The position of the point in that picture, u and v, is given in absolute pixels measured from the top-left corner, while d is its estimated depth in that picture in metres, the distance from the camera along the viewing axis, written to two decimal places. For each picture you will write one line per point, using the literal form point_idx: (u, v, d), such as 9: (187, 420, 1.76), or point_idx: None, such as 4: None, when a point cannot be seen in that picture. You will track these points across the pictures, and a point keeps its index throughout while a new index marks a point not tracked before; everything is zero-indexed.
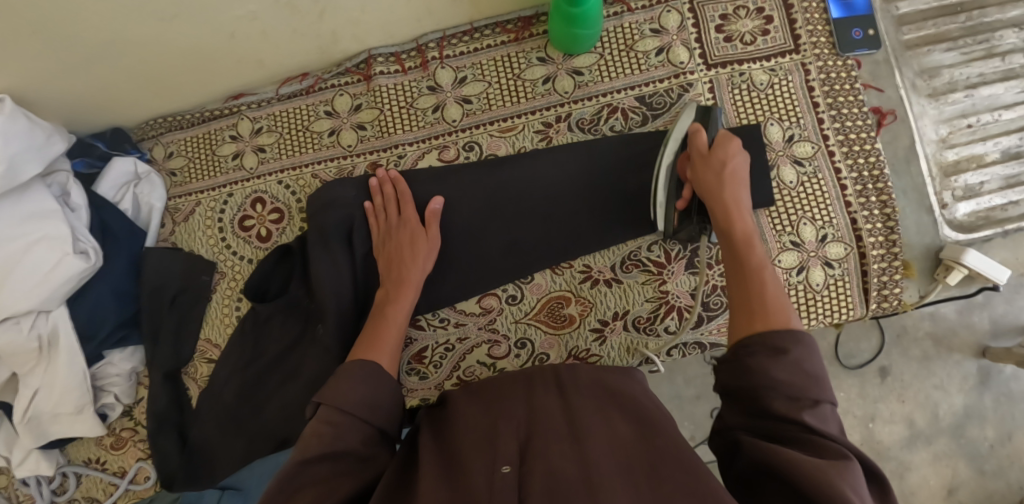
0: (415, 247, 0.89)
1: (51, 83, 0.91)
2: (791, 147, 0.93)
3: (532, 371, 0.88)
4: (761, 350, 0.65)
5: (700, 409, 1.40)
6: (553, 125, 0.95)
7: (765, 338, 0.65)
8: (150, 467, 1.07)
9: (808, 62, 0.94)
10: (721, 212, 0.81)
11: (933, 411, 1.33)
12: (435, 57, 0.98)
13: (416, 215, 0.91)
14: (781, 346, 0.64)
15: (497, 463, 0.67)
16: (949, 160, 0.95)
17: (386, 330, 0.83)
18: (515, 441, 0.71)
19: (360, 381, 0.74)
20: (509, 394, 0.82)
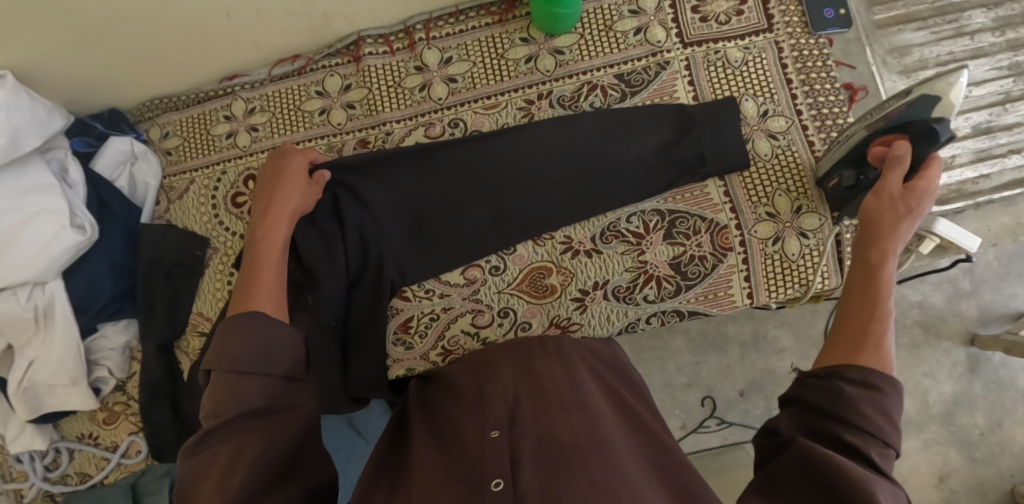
0: (289, 183, 0.87)
1: (55, 60, 0.96)
2: (766, 121, 0.96)
3: (518, 338, 0.88)
4: (853, 385, 0.62)
5: (691, 397, 1.40)
6: (535, 102, 0.98)
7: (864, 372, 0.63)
8: (142, 441, 1.09)
9: (781, 40, 0.97)
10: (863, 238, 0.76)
11: (922, 398, 1.34)
12: (421, 38, 1.02)
13: (301, 160, 0.90)
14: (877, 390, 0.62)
15: (487, 427, 0.67)
16: None
17: (259, 267, 0.79)
18: (504, 404, 0.71)
19: (249, 332, 0.69)
20: (495, 359, 0.83)
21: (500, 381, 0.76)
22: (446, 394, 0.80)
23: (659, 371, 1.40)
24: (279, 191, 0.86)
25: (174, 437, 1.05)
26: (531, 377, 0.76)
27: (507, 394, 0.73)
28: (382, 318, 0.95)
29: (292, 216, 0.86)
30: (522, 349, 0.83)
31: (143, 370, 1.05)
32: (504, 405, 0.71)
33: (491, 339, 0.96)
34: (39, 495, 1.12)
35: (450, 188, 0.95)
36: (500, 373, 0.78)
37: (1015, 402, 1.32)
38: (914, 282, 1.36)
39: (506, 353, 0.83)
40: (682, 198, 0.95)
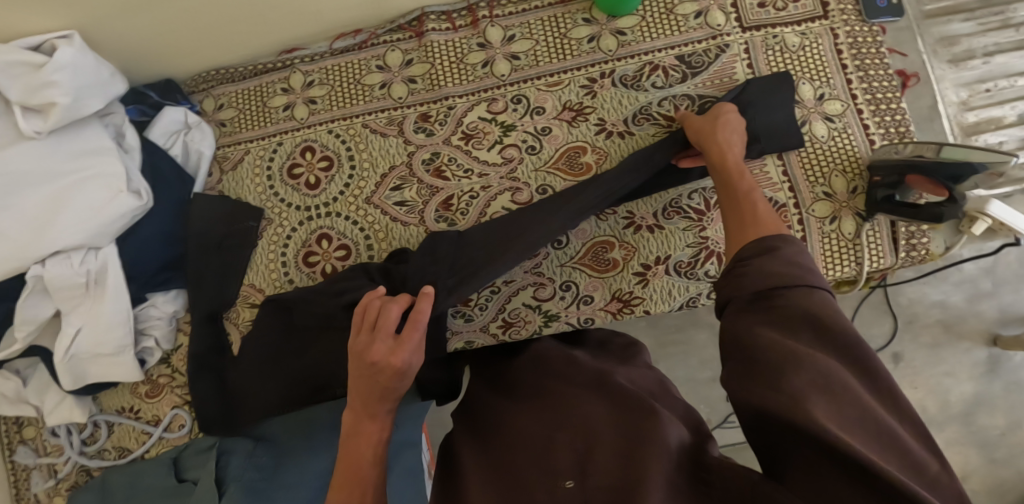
0: (393, 380, 0.75)
1: (118, 22, 0.95)
2: (822, 104, 0.99)
3: (570, 368, 0.82)
4: (756, 253, 0.69)
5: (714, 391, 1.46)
6: (598, 81, 1.00)
7: (759, 244, 0.69)
8: (185, 415, 1.07)
9: (837, 26, 1.00)
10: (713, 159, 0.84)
11: (943, 397, 1.37)
12: (485, 16, 1.03)
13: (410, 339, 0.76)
14: (779, 269, 0.65)
15: (556, 479, 0.62)
16: (969, 121, 1.00)
17: (358, 455, 0.75)
18: (571, 452, 0.65)
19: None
20: (552, 395, 0.77)
21: (558, 425, 0.70)
22: (498, 433, 0.75)
23: (683, 364, 1.49)
24: (381, 383, 0.75)
25: (220, 411, 1.03)
26: (591, 416, 0.69)
27: (575, 440, 0.66)
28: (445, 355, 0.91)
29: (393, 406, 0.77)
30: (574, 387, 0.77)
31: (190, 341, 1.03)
32: (572, 451, 0.65)
33: (553, 312, 0.96)
34: (74, 469, 1.10)
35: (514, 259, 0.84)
36: (558, 415, 0.72)
37: None
38: (937, 281, 1.40)
39: (560, 391, 0.77)
40: None
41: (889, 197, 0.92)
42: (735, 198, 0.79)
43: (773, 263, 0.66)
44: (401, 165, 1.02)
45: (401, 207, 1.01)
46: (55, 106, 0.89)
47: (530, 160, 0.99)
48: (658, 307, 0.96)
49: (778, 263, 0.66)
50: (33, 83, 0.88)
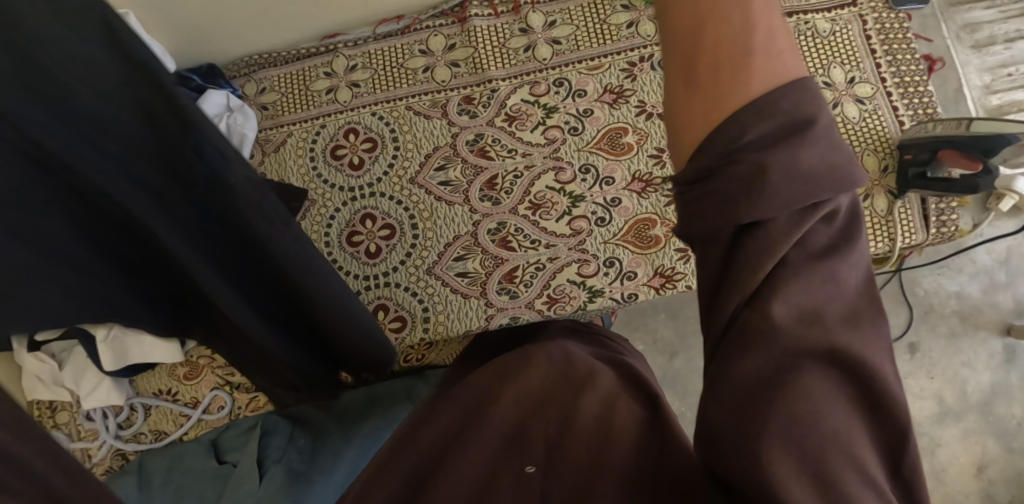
0: None
1: None
2: (853, 87, 1.02)
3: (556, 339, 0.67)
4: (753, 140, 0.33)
5: None
6: (637, 65, 1.03)
7: (771, 104, 0.33)
8: (226, 397, 1.08)
9: (865, 13, 1.04)
10: None
11: (961, 388, 1.39)
12: (527, 2, 1.06)
13: None
14: (809, 174, 0.32)
15: (520, 460, 0.48)
16: (993, 104, 1.04)
17: None
18: (543, 428, 0.51)
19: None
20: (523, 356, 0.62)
21: (533, 391, 0.56)
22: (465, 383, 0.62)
23: (703, 356, 1.51)
24: None
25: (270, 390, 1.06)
26: (581, 392, 0.56)
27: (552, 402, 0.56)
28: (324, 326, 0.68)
29: None
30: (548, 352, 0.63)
31: None
32: (547, 431, 0.51)
33: (597, 288, 0.98)
34: (109, 454, 1.10)
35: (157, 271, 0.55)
36: (527, 375, 0.58)
37: None
38: (952, 273, 1.44)
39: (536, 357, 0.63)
40: None
41: (920, 175, 0.95)
42: None
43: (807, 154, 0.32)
44: (445, 146, 1.04)
45: (445, 187, 1.03)
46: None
47: (572, 141, 1.02)
48: None
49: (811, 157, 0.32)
50: None
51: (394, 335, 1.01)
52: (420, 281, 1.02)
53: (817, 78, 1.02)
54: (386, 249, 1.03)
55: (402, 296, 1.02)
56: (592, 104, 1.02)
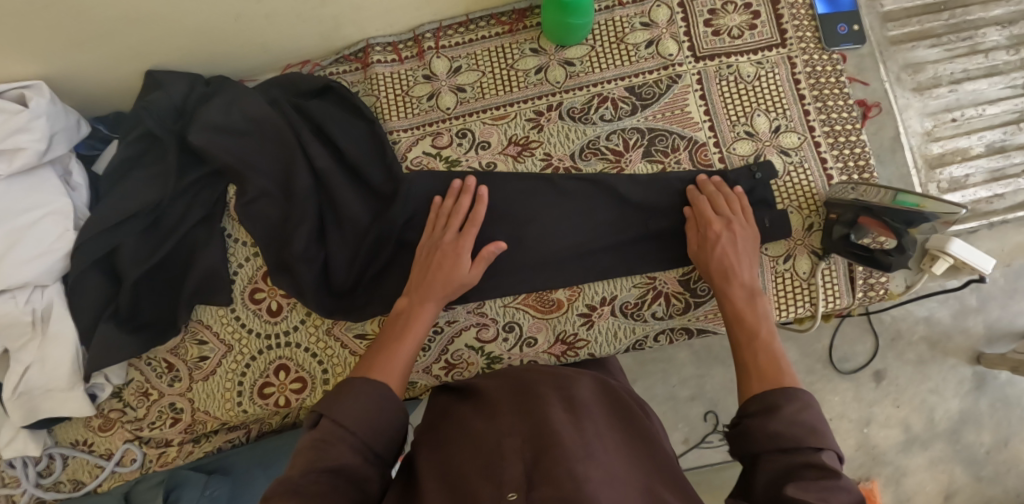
0: (450, 259, 0.88)
1: (66, 57, 0.94)
2: (778, 137, 0.95)
3: (523, 371, 0.84)
4: (759, 411, 0.70)
5: (694, 410, 1.45)
6: (545, 114, 0.97)
7: (761, 399, 0.71)
8: (137, 449, 1.07)
9: (794, 55, 0.96)
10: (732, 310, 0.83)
11: (928, 415, 1.35)
12: (431, 47, 1.01)
13: (441, 282, 0.87)
14: (777, 433, 0.66)
15: (503, 490, 0.62)
16: (934, 152, 0.96)
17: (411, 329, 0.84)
18: (520, 460, 0.66)
19: (358, 416, 0.71)
20: (505, 401, 0.77)
21: (507, 428, 0.71)
22: (454, 446, 0.72)
23: (662, 384, 1.45)
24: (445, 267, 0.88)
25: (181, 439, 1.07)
26: (545, 417, 0.71)
27: (523, 449, 0.67)
28: (339, 169, 0.98)
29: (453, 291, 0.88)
30: (531, 390, 0.78)
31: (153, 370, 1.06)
32: (519, 459, 0.66)
33: (496, 354, 0.95)
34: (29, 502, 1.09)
35: (208, 111, 0.96)
36: (506, 411, 0.75)
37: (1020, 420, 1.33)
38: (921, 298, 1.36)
39: (520, 400, 0.76)
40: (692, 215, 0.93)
41: (845, 236, 0.87)
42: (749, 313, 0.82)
43: (772, 425, 0.67)
44: None
45: None
46: (23, 151, 0.93)
47: None
48: (609, 347, 0.93)
49: (776, 427, 0.67)
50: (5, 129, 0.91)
51: (294, 396, 1.00)
52: (320, 341, 1.00)
53: (739, 127, 0.95)
54: (287, 308, 1.02)
55: (303, 357, 1.01)
56: (492, 157, 0.97)
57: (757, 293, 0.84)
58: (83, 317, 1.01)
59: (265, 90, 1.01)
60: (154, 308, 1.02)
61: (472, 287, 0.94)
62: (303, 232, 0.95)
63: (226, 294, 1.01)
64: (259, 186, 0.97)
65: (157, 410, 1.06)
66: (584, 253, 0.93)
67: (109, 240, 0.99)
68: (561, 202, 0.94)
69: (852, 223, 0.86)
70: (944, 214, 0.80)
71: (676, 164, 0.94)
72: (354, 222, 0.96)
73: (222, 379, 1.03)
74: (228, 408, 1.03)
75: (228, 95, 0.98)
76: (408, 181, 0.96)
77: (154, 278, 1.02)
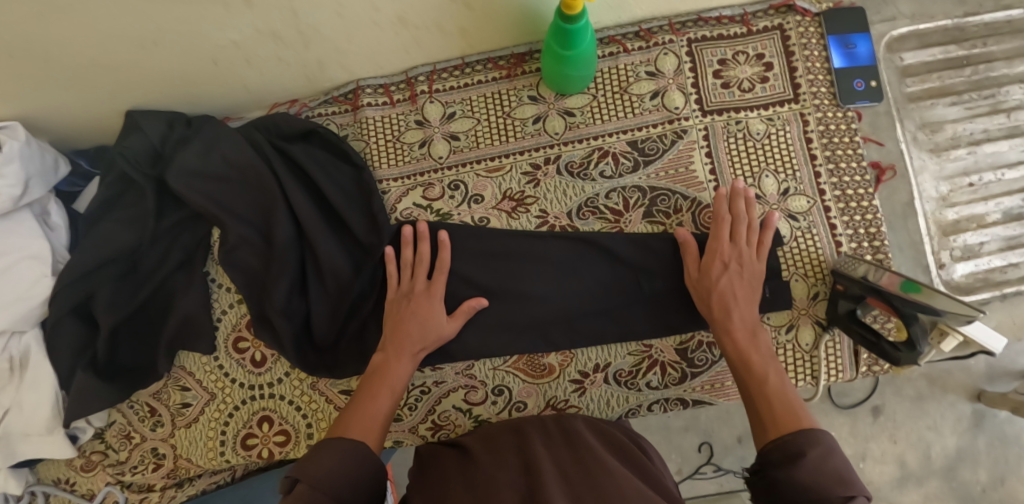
0: (422, 306, 0.85)
1: (43, 100, 0.90)
2: (786, 200, 0.90)
3: (518, 418, 0.89)
4: (779, 457, 0.67)
5: (689, 441, 1.24)
6: (542, 167, 0.92)
7: (783, 447, 0.67)
8: (118, 492, 1.04)
9: (807, 112, 0.91)
10: (731, 346, 0.80)
11: (924, 451, 1.25)
12: (424, 91, 0.96)
13: (415, 333, 0.84)
14: (805, 483, 0.63)
15: None
16: (949, 219, 0.91)
17: (384, 382, 0.81)
18: (515, 492, 0.70)
19: (332, 472, 0.65)
20: (502, 441, 0.82)
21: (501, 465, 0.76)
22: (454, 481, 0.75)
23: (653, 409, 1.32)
24: (416, 315, 0.85)
25: (163, 482, 1.05)
26: (535, 456, 0.76)
27: (517, 481, 0.72)
28: (321, 216, 0.94)
29: (429, 343, 0.85)
30: (527, 433, 0.82)
31: (136, 414, 1.04)
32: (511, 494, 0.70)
33: (484, 417, 0.92)
34: None
35: (184, 155, 0.92)
36: (501, 450, 0.80)
37: (1019, 459, 1.23)
38: None
39: (515, 442, 0.81)
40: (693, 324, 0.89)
41: (851, 311, 0.85)
42: (752, 356, 0.78)
43: (798, 472, 0.64)
44: None
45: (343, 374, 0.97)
46: None
47: None
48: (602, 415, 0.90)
49: (799, 477, 0.63)
50: None
51: (278, 449, 0.98)
52: (304, 395, 0.98)
53: (746, 188, 0.90)
54: (271, 359, 0.99)
55: (287, 409, 0.98)
56: (485, 210, 0.92)
57: (757, 328, 0.81)
58: (61, 362, 0.98)
59: (247, 131, 0.96)
60: (133, 353, 1.00)
61: (460, 347, 0.90)
62: (282, 285, 0.91)
63: (207, 342, 0.99)
64: (240, 233, 0.93)
65: (139, 453, 1.04)
66: (576, 319, 0.89)
67: (86, 285, 0.96)
68: (555, 261, 0.90)
69: (858, 299, 0.84)
70: (954, 311, 0.77)
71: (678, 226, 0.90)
72: (337, 276, 0.92)
73: (205, 426, 1.01)
74: (210, 456, 1.01)
75: (207, 138, 0.94)
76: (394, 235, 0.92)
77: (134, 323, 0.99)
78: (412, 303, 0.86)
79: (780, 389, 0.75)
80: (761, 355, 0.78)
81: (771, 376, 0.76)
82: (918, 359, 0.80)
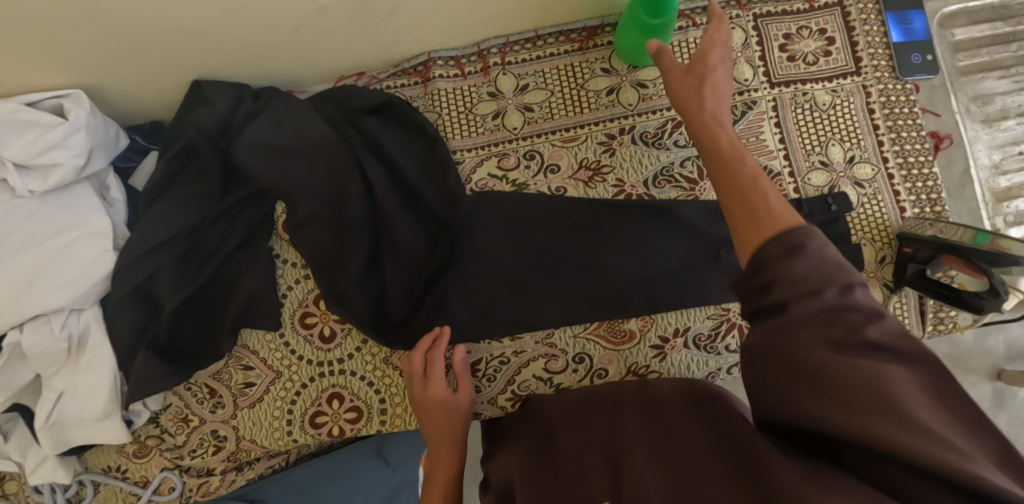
0: (436, 404, 0.85)
1: (113, 68, 0.87)
2: (852, 168, 0.93)
3: (601, 390, 0.85)
4: (770, 252, 0.50)
5: None
6: (617, 137, 0.94)
7: (779, 239, 0.51)
8: (175, 478, 1.02)
9: (869, 84, 0.95)
10: (698, 129, 0.67)
11: None
12: (496, 63, 0.96)
13: (439, 432, 0.85)
14: (806, 275, 0.48)
15: (592, 493, 0.62)
16: (1001, 186, 0.97)
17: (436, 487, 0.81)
18: (602, 468, 0.66)
19: None
20: (588, 417, 0.78)
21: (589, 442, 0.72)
22: (541, 471, 0.70)
23: None
24: (436, 417, 0.85)
25: (222, 465, 1.02)
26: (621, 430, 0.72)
27: (602, 458, 0.68)
28: (396, 188, 0.92)
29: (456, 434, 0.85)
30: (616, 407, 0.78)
31: (195, 396, 1.00)
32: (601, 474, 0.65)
33: (565, 385, 0.92)
34: None
35: (255, 130, 0.89)
36: (585, 429, 0.75)
37: None
38: None
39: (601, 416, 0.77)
40: None
41: (921, 272, 0.88)
42: (714, 158, 0.63)
43: (817, 295, 0.48)
44: None
45: None
46: (60, 167, 0.87)
47: None
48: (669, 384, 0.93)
49: (802, 266, 0.48)
50: (41, 145, 0.85)
51: (349, 426, 0.97)
52: (377, 370, 0.97)
53: (814, 156, 0.93)
54: (341, 334, 0.98)
55: (358, 385, 0.97)
56: (563, 180, 0.93)
57: (724, 98, 0.71)
58: (120, 343, 0.94)
59: (317, 103, 0.95)
60: (192, 334, 0.96)
61: (538, 315, 0.91)
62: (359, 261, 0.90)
63: (274, 319, 0.97)
64: (313, 208, 0.91)
65: (198, 437, 1.00)
66: (659, 287, 0.90)
67: (149, 264, 0.92)
68: (636, 231, 0.91)
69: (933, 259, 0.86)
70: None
71: None
72: (413, 251, 0.91)
73: (269, 407, 0.98)
74: (276, 437, 0.99)
75: (279, 111, 0.92)
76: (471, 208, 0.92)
77: (195, 301, 0.95)
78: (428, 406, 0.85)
79: (749, 177, 0.59)
80: (737, 158, 0.61)
81: (737, 159, 0.61)
82: (1004, 304, 0.81)
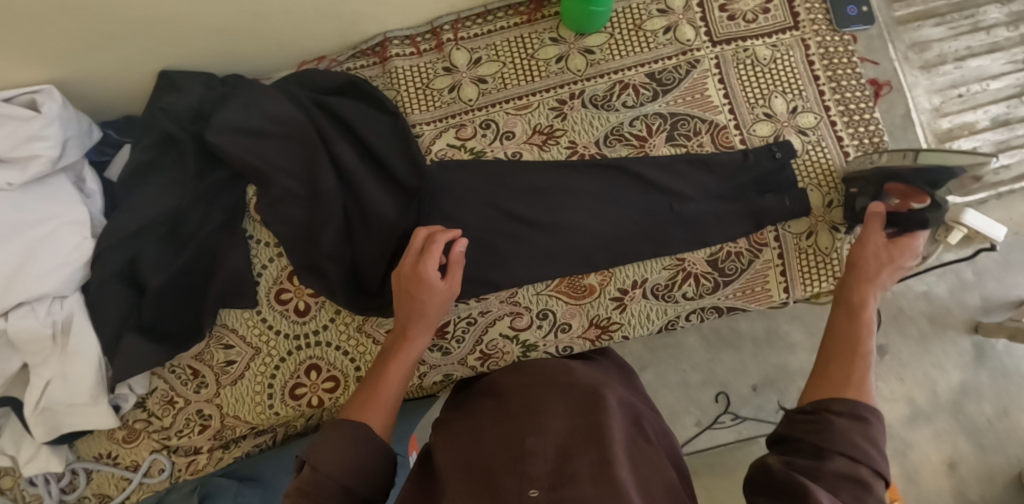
0: (425, 289, 0.82)
1: (84, 59, 0.92)
2: (795, 117, 0.97)
3: (559, 364, 0.85)
4: (840, 419, 0.65)
5: (706, 394, 1.31)
6: (568, 102, 0.98)
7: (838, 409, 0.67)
8: (165, 459, 1.05)
9: (807, 38, 0.99)
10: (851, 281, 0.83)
11: (931, 388, 1.29)
12: (450, 39, 1.01)
13: (416, 309, 0.82)
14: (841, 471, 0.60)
15: (527, 483, 0.63)
16: (944, 127, 1.04)
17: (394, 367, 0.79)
18: (545, 459, 0.66)
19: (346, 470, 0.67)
20: (539, 391, 0.78)
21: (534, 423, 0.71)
22: (480, 450, 0.70)
23: (673, 370, 1.31)
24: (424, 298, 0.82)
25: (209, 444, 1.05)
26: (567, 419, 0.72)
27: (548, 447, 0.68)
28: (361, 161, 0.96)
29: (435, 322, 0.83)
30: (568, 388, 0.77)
31: (179, 378, 1.03)
32: (544, 458, 0.66)
33: (531, 342, 0.96)
34: None
35: (225, 114, 0.94)
36: (533, 406, 0.75)
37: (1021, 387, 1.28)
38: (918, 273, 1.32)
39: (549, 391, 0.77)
40: (714, 252, 0.94)
41: None
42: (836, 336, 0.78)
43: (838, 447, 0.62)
44: None
45: None
46: (38, 158, 0.91)
47: None
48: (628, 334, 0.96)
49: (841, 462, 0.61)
50: (20, 137, 0.90)
51: (327, 395, 1.01)
52: (351, 339, 1.01)
53: (757, 109, 0.97)
54: (315, 307, 1.02)
55: (334, 355, 1.01)
56: (519, 145, 0.97)
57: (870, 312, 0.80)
58: (103, 329, 0.97)
59: (283, 87, 1.00)
60: (175, 314, 0.99)
61: (505, 275, 0.94)
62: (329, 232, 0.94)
63: (250, 296, 1.00)
64: (284, 186, 0.95)
65: (184, 417, 1.03)
66: (617, 240, 0.94)
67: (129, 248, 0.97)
68: (592, 189, 0.95)
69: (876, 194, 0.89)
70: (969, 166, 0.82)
71: (699, 147, 0.96)
72: (381, 218, 0.95)
73: (251, 382, 1.02)
74: (258, 411, 1.02)
75: (247, 96, 0.96)
76: (433, 176, 0.95)
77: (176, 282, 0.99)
78: (415, 287, 0.82)
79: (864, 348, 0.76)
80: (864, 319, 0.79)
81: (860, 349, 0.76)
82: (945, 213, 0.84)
